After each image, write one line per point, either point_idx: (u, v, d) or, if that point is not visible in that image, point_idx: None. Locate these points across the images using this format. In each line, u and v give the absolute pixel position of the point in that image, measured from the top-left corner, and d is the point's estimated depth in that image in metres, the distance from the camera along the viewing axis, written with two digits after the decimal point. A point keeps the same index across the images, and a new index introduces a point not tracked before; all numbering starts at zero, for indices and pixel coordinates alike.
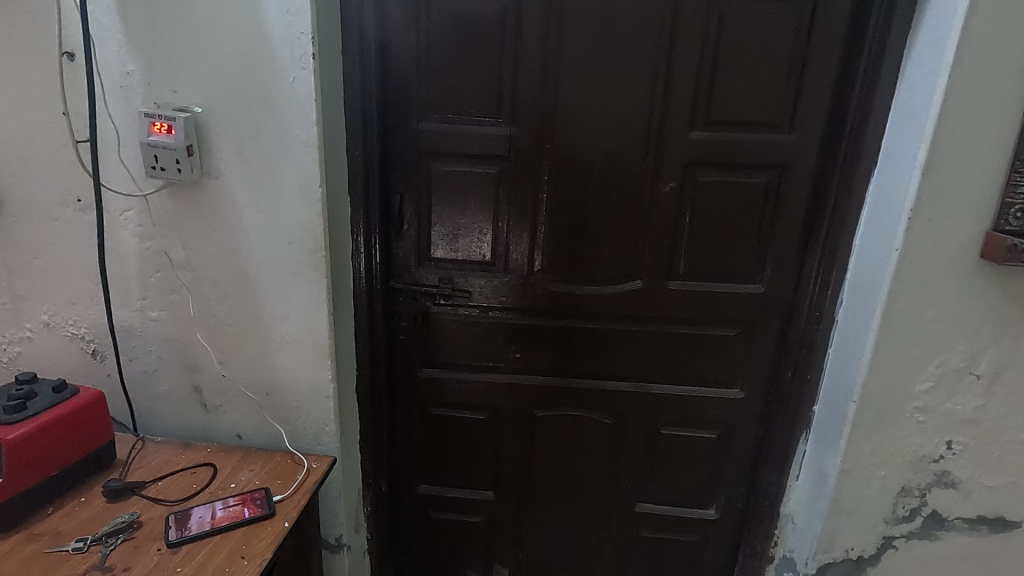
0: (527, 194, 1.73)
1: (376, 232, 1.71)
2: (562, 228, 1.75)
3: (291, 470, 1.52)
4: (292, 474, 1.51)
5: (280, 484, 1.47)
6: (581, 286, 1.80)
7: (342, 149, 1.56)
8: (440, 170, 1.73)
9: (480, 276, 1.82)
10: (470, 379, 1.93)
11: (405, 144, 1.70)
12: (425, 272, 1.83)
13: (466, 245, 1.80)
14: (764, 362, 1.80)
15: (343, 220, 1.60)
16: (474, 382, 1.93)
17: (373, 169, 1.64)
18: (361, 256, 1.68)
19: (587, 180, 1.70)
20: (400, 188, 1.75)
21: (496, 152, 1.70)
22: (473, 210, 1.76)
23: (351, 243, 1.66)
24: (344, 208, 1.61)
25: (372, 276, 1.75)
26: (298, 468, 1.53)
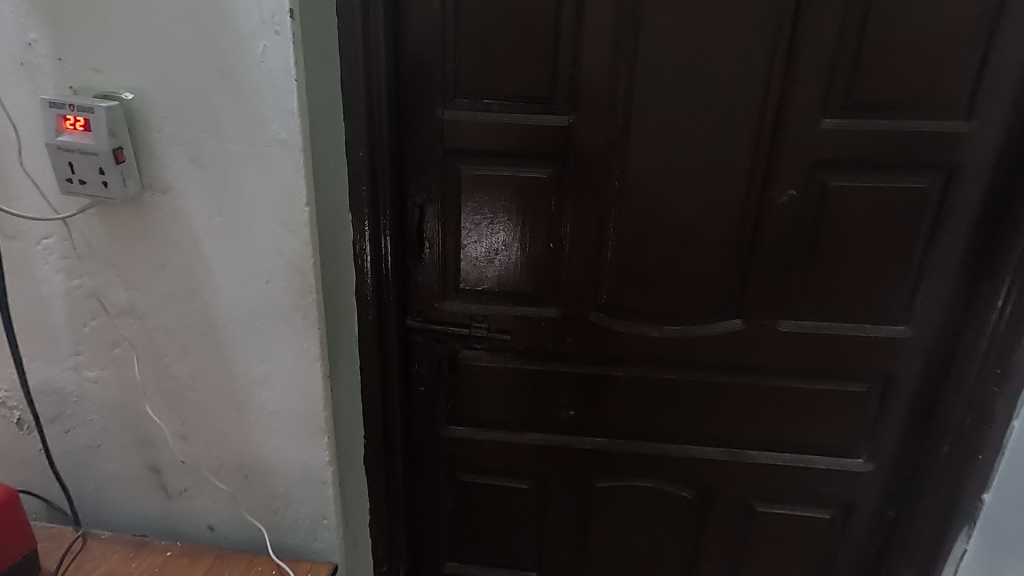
0: (590, 206, 1.29)
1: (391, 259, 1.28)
2: (636, 252, 1.30)
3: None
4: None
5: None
6: (660, 327, 1.36)
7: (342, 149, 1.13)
8: (474, 174, 1.29)
9: (525, 313, 1.38)
10: (510, 440, 1.51)
11: (429, 141, 1.27)
12: (453, 305, 1.40)
13: (509, 272, 1.36)
14: (903, 426, 1.36)
15: (345, 245, 1.17)
16: (517, 443, 1.51)
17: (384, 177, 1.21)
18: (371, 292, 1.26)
19: (675, 186, 1.24)
20: (421, 200, 1.31)
21: (549, 151, 1.26)
22: (518, 227, 1.33)
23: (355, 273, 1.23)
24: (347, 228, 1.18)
25: (385, 315, 1.33)
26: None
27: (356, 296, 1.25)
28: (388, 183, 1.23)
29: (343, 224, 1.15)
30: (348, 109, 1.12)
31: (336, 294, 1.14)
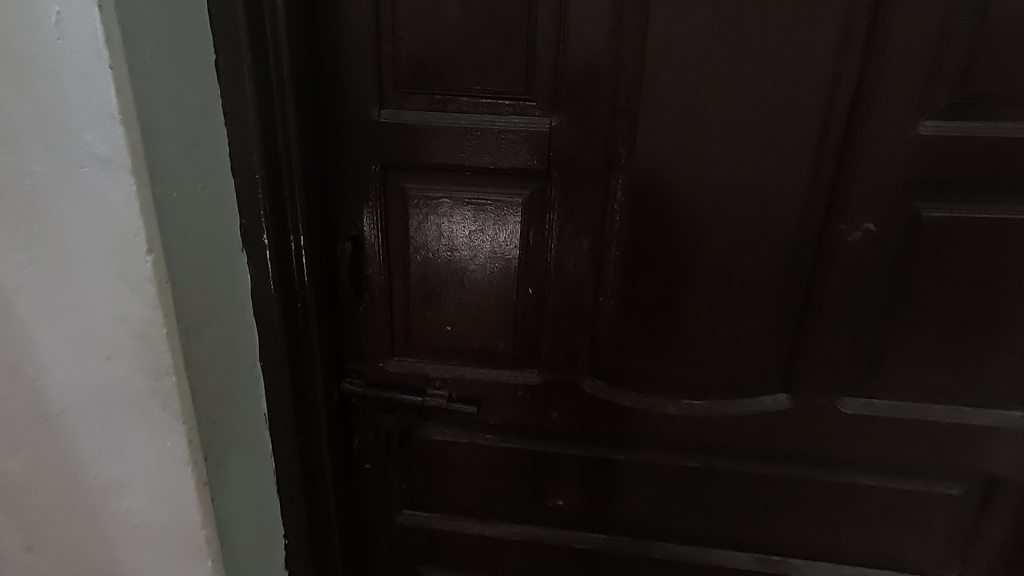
0: (583, 240, 0.94)
1: (313, 310, 0.95)
2: (644, 302, 0.95)
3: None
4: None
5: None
6: (677, 402, 1.01)
7: (226, 166, 0.81)
8: (426, 196, 0.96)
9: (497, 377, 1.05)
10: (482, 531, 1.18)
11: (362, 151, 0.93)
12: (404, 366, 1.07)
13: (475, 324, 1.02)
14: (1008, 541, 1.00)
15: (236, 297, 0.85)
16: (490, 535, 1.18)
17: (297, 201, 0.88)
18: (283, 356, 0.93)
19: (700, 216, 0.89)
20: (356, 229, 0.98)
21: (525, 165, 0.91)
22: (485, 266, 0.99)
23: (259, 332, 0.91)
24: (241, 274, 0.86)
25: (308, 383, 1.00)
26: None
27: (262, 361, 0.93)
28: (304, 210, 0.89)
29: (230, 269, 0.83)
30: (233, 110, 0.79)
31: (220, 368, 0.82)
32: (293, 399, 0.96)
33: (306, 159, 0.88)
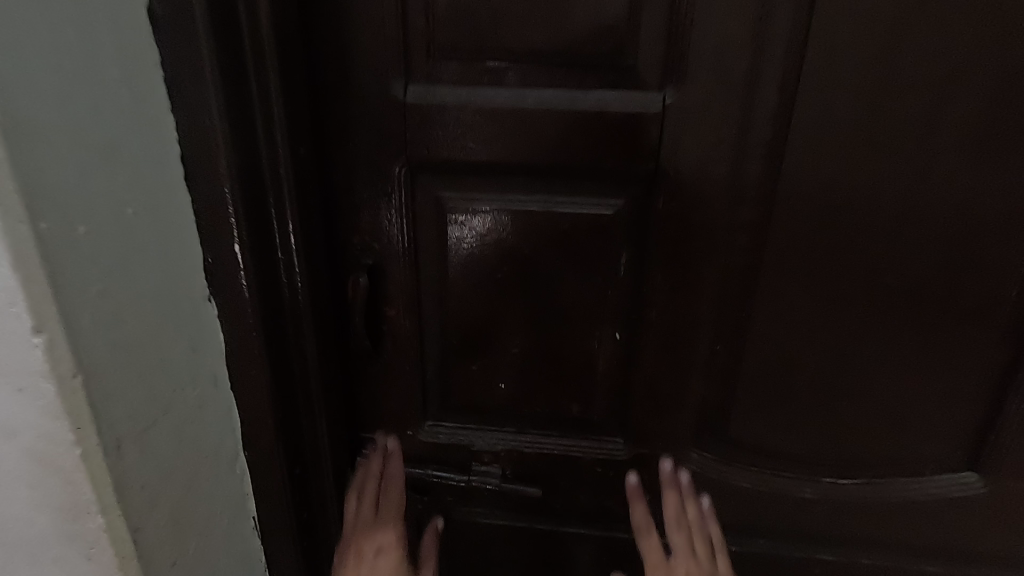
0: (703, 269, 0.66)
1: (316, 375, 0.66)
2: (783, 355, 0.69)
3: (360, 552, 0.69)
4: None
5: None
6: (818, 482, 0.75)
7: (179, 181, 0.53)
8: (474, 209, 0.68)
9: (567, 452, 0.78)
10: None
11: (380, 147, 0.65)
12: (441, 435, 0.79)
13: (538, 382, 0.75)
14: None
15: (203, 374, 0.58)
16: None
17: (293, 225, 0.59)
18: (276, 442, 0.65)
19: (874, 238, 0.63)
20: (374, 256, 0.70)
21: (620, 165, 0.63)
22: (557, 304, 0.71)
23: (239, 414, 0.64)
24: (210, 339, 0.59)
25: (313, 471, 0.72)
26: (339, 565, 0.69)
27: (247, 449, 0.65)
28: (303, 236, 0.60)
29: (191, 336, 0.56)
30: (185, 90, 0.50)
31: (180, 484, 0.54)
32: (292, 495, 0.69)
33: (300, 158, 0.58)
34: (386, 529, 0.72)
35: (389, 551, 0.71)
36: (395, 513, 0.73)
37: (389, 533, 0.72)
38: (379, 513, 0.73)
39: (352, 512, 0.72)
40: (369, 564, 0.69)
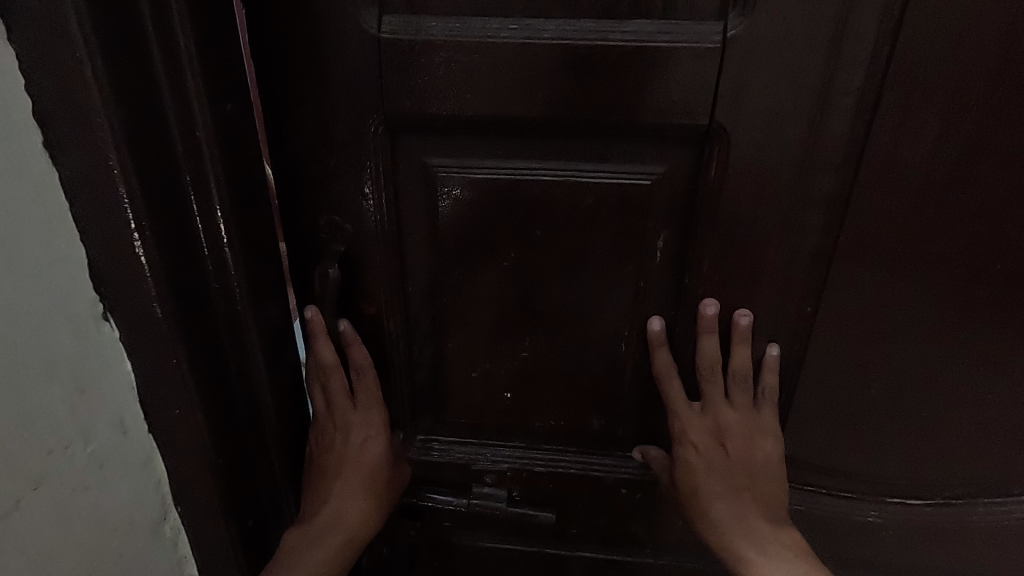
0: (763, 255, 0.52)
1: (266, 391, 0.56)
2: (855, 358, 0.56)
3: (342, 449, 0.59)
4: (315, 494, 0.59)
5: (359, 505, 0.59)
6: (883, 503, 0.63)
7: (51, 182, 0.41)
8: (471, 180, 0.53)
9: (586, 470, 0.65)
10: None
11: (347, 101, 0.50)
12: (435, 452, 0.66)
13: (550, 391, 0.62)
14: None
15: (102, 420, 0.47)
16: None
17: (220, 210, 0.48)
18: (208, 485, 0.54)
19: (987, 214, 0.49)
20: (346, 240, 0.56)
21: (662, 120, 0.48)
22: (576, 296, 0.57)
23: (162, 461, 0.53)
24: (114, 377, 0.48)
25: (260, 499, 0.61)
26: (323, 448, 0.60)
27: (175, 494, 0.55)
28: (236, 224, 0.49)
29: (79, 374, 0.45)
30: (37, 36, 0.37)
31: (56, 555, 0.44)
32: (237, 541, 0.58)
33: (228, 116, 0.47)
34: (366, 413, 0.60)
35: (376, 435, 0.60)
36: (375, 398, 0.60)
37: (371, 421, 0.60)
38: (356, 400, 0.60)
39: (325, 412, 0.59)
40: (354, 451, 0.59)
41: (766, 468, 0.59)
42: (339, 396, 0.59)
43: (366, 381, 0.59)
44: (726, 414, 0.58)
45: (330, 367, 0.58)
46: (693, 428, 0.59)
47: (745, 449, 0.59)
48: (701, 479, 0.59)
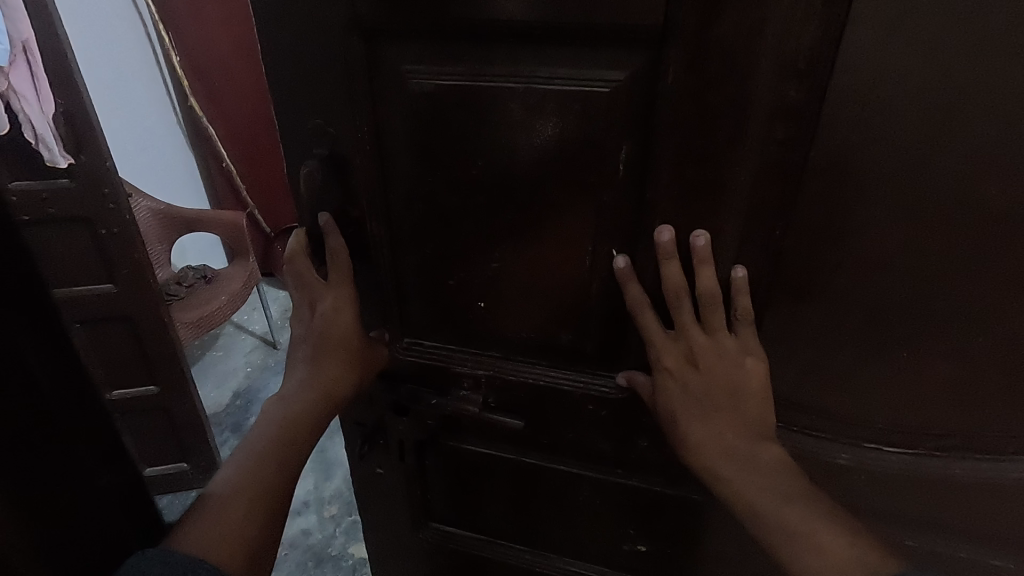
0: (725, 169, 0.50)
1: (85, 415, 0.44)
2: (830, 287, 0.54)
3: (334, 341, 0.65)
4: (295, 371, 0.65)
5: (336, 365, 0.65)
6: (858, 447, 0.61)
7: None
8: (437, 85, 0.55)
9: (554, 382, 0.68)
10: (538, 552, 0.87)
11: (323, 2, 0.52)
12: (418, 354, 0.71)
13: (520, 303, 0.64)
14: None
15: None
16: (549, 559, 0.87)
17: None
18: None
19: (983, 131, 0.44)
20: (327, 143, 0.60)
21: (621, 19, 0.47)
22: (542, 208, 0.58)
23: None
24: None
25: None
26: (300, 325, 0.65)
27: None
28: None
29: None
30: None
31: None
32: None
33: None
34: (336, 286, 0.64)
35: (346, 315, 0.64)
36: (345, 273, 0.63)
37: (340, 292, 0.63)
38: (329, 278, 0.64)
39: (307, 303, 0.65)
40: (322, 326, 0.64)
41: (741, 391, 0.58)
42: (323, 292, 0.64)
43: (339, 262, 0.63)
44: (697, 337, 0.58)
45: (295, 253, 0.64)
46: (668, 351, 0.59)
47: (718, 370, 0.58)
48: (668, 396, 0.60)
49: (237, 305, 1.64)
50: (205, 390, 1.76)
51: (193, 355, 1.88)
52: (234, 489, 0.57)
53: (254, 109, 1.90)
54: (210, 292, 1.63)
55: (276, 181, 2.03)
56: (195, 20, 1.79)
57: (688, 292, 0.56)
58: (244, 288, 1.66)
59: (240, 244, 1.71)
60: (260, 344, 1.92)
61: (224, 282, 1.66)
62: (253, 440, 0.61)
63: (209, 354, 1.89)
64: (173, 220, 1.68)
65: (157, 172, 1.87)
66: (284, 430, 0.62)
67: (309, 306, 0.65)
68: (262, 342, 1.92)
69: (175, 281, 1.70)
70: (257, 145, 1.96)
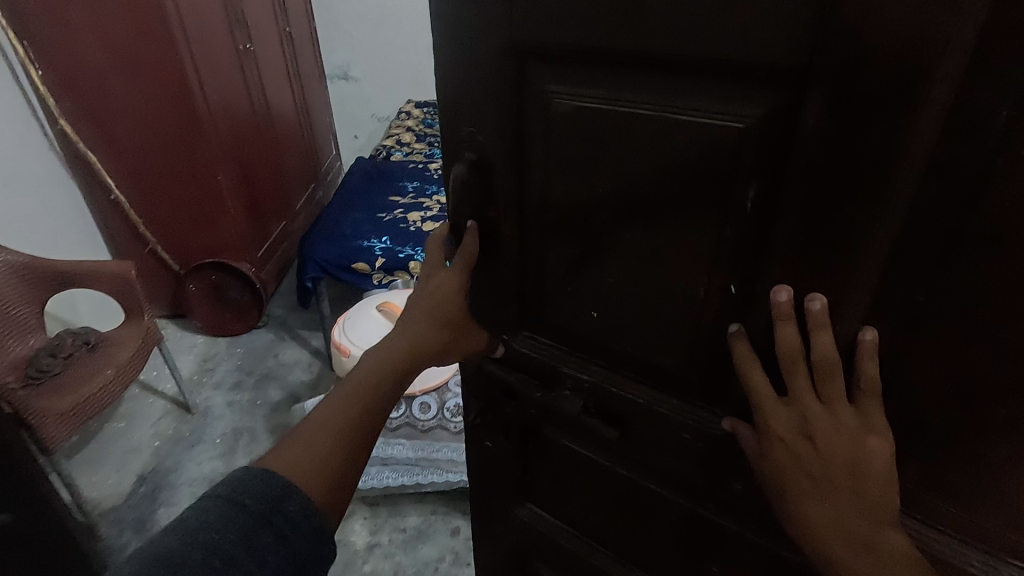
0: (857, 226, 0.46)
1: None
2: (977, 374, 0.47)
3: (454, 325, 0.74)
4: (411, 332, 0.72)
5: (440, 333, 0.73)
6: (999, 557, 0.52)
7: None
8: (575, 107, 0.58)
9: (651, 404, 0.68)
10: (620, 559, 0.89)
11: (484, 27, 0.58)
12: (528, 347, 0.77)
13: (627, 321, 0.66)
14: None
15: None
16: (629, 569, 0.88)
17: None
18: None
19: None
20: (475, 150, 0.67)
21: (768, 58, 0.45)
22: (657, 235, 0.58)
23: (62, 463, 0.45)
24: None
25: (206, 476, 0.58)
26: (418, 294, 0.74)
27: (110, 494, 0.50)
28: None
29: None
30: None
31: None
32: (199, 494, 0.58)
33: None
34: (454, 271, 0.73)
35: (454, 293, 0.73)
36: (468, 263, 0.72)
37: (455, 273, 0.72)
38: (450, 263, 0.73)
39: (429, 281, 0.73)
40: (432, 297, 0.72)
41: (861, 470, 0.52)
42: (451, 279, 0.72)
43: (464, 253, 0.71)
44: (813, 408, 0.53)
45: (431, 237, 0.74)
46: (781, 421, 0.55)
47: (827, 437, 0.53)
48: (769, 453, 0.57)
49: (125, 378, 1.60)
50: (99, 475, 1.73)
51: (89, 432, 1.85)
52: (324, 414, 0.66)
53: (170, 149, 2.01)
54: (95, 366, 1.58)
55: (196, 222, 2.13)
56: (64, 47, 1.83)
57: (806, 354, 0.52)
58: (133, 357, 1.63)
59: (132, 301, 1.69)
60: (172, 409, 1.95)
61: (115, 353, 1.63)
62: (351, 375, 0.70)
63: (108, 427, 1.88)
64: (37, 273, 1.61)
65: (42, 222, 1.91)
66: (394, 395, 0.71)
67: (429, 282, 0.73)
68: (175, 406, 1.95)
69: (50, 352, 1.59)
70: (163, 181, 2.06)
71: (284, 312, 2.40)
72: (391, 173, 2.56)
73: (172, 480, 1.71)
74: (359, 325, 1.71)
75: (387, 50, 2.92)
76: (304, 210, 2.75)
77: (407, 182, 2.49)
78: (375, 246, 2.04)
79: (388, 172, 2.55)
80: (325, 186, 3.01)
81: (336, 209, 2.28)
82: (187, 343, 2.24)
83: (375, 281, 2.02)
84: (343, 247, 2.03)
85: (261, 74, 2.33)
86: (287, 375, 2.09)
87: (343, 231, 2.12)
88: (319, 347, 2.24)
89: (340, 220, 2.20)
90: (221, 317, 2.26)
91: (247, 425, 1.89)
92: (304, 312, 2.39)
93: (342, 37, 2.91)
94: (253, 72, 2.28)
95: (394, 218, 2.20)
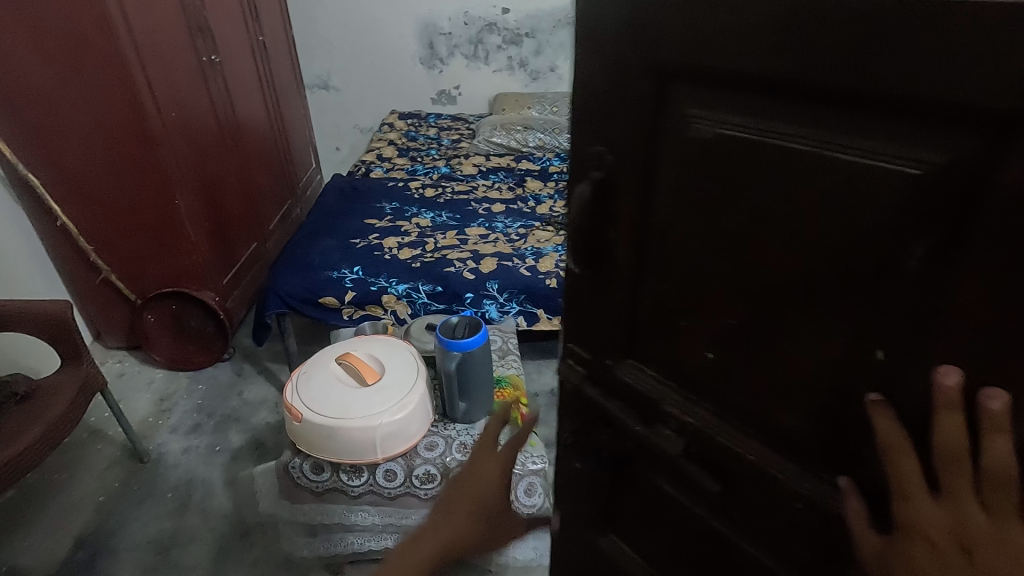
0: None
1: None
2: None
3: None
4: None
5: None
6: None
7: None
8: (719, 133, 0.54)
9: (767, 462, 0.62)
10: None
11: (629, 42, 0.56)
12: (630, 377, 0.73)
13: (751, 368, 0.60)
14: None
15: None
16: None
17: None
18: None
19: None
20: (603, 168, 0.64)
21: (966, 99, 0.39)
22: (798, 282, 0.53)
23: None
24: None
25: None
26: None
27: None
28: None
29: None
30: None
31: None
32: None
33: None
34: None
35: None
36: None
37: None
38: None
39: None
40: None
41: None
42: None
43: None
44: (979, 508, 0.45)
45: None
46: (936, 519, 0.47)
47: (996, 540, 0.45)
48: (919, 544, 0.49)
49: (52, 439, 1.62)
50: (36, 533, 1.78)
51: (33, 482, 1.95)
52: None
53: (127, 178, 2.15)
54: (22, 424, 1.61)
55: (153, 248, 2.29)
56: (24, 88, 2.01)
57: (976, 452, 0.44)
58: (64, 417, 1.66)
59: (71, 350, 1.76)
60: (125, 457, 2.04)
61: (47, 406, 1.66)
62: None
63: (50, 478, 1.96)
64: None
65: None
66: None
67: None
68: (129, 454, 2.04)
69: None
70: (118, 210, 2.21)
71: (250, 344, 2.56)
72: (363, 190, 2.74)
73: (112, 537, 1.77)
74: (314, 382, 1.40)
75: (357, 63, 3.48)
76: (277, 227, 3.07)
77: (385, 204, 2.62)
78: (345, 278, 2.15)
79: (365, 192, 2.72)
80: (298, 201, 3.34)
81: (304, 236, 2.39)
82: (146, 376, 2.39)
83: (343, 315, 2.13)
84: (309, 281, 2.12)
85: (225, 89, 2.59)
86: (250, 416, 2.19)
87: (312, 261, 2.22)
88: (283, 384, 2.35)
89: (303, 249, 2.29)
90: (183, 349, 2.44)
91: (201, 474, 1.97)
92: (268, 346, 2.54)
93: (321, 48, 3.45)
94: (218, 87, 2.54)
95: (366, 243, 2.32)
